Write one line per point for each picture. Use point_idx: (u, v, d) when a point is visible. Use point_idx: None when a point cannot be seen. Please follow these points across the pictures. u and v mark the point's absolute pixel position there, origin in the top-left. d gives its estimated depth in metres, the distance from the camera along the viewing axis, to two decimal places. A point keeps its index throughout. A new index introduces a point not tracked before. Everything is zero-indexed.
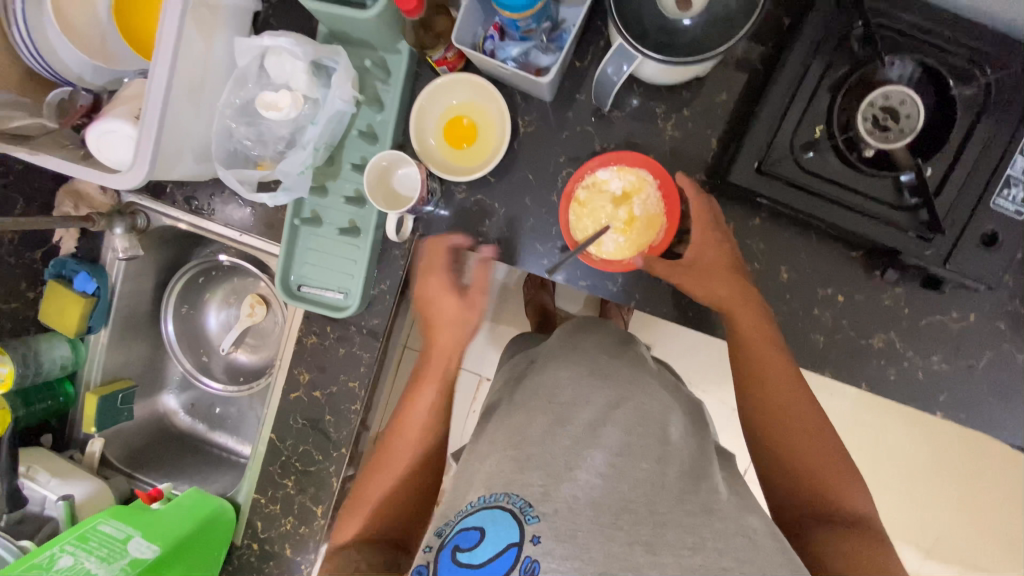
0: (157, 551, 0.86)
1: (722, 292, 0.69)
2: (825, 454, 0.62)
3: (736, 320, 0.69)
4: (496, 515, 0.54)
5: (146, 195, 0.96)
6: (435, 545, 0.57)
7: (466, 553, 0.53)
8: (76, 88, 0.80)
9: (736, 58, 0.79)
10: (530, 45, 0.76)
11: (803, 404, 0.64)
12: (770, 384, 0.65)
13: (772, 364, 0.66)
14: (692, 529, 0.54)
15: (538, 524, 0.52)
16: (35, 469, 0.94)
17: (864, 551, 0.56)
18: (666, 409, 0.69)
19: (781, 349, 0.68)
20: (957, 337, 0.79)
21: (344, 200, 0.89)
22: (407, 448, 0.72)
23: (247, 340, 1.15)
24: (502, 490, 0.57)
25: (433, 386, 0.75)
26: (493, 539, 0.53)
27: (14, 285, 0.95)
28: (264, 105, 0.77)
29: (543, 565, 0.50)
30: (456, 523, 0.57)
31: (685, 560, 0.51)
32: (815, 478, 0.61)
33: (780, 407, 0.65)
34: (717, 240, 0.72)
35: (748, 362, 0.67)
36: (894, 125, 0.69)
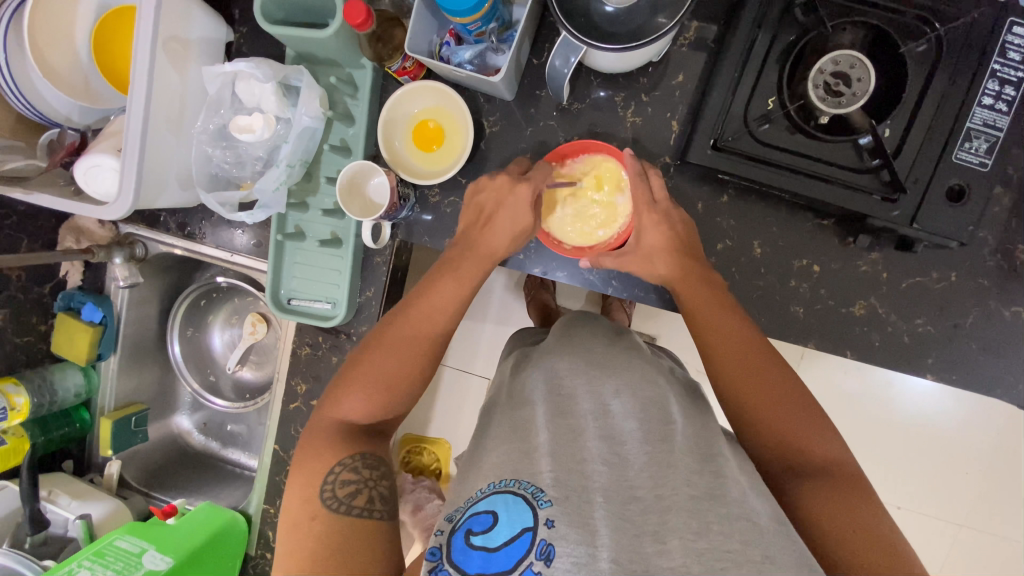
0: (170, 562, 0.90)
1: (666, 272, 0.72)
2: (793, 410, 0.62)
3: (685, 296, 0.71)
4: (508, 499, 0.55)
5: (141, 225, 1.00)
6: (447, 529, 0.58)
7: (479, 537, 0.54)
8: (64, 128, 0.86)
9: (689, 40, 0.80)
10: (483, 47, 0.79)
11: (765, 367, 0.64)
12: (730, 351, 0.66)
13: (733, 330, 0.67)
14: (697, 513, 0.51)
15: (551, 507, 0.53)
16: (55, 493, 1.00)
17: (842, 504, 0.55)
18: (665, 392, 0.67)
19: (740, 317, 0.69)
20: (940, 298, 0.77)
21: (322, 213, 0.92)
22: (400, 358, 0.68)
23: (251, 357, 1.19)
24: (511, 477, 0.57)
25: (457, 282, 0.72)
26: (507, 522, 0.53)
27: (27, 320, 1.01)
28: (238, 128, 0.81)
29: (557, 548, 0.50)
30: (467, 508, 0.57)
31: (693, 545, 0.49)
32: (787, 440, 0.60)
33: (747, 368, 0.64)
34: (655, 221, 0.73)
35: (706, 332, 0.68)
36: (847, 89, 0.70)
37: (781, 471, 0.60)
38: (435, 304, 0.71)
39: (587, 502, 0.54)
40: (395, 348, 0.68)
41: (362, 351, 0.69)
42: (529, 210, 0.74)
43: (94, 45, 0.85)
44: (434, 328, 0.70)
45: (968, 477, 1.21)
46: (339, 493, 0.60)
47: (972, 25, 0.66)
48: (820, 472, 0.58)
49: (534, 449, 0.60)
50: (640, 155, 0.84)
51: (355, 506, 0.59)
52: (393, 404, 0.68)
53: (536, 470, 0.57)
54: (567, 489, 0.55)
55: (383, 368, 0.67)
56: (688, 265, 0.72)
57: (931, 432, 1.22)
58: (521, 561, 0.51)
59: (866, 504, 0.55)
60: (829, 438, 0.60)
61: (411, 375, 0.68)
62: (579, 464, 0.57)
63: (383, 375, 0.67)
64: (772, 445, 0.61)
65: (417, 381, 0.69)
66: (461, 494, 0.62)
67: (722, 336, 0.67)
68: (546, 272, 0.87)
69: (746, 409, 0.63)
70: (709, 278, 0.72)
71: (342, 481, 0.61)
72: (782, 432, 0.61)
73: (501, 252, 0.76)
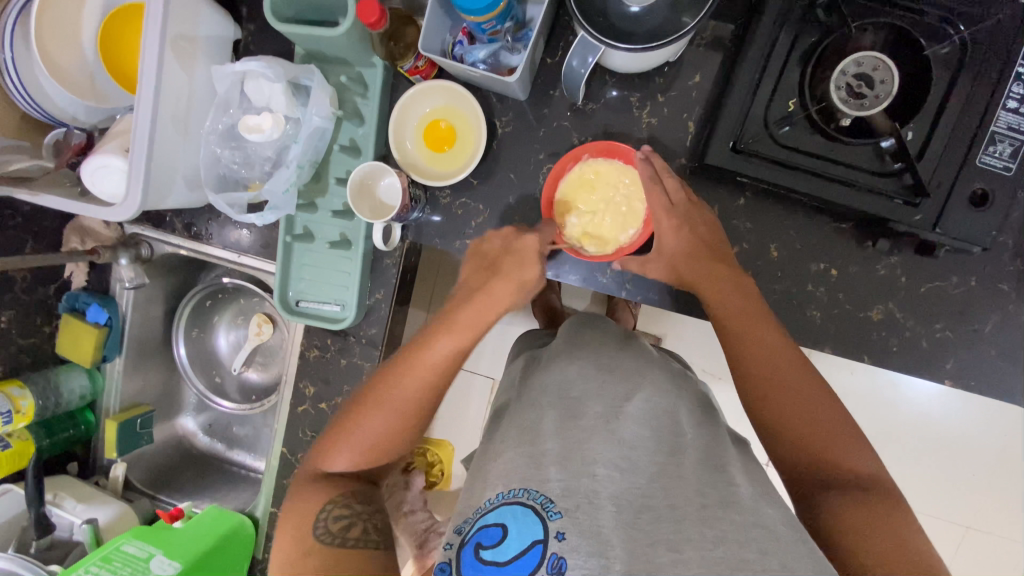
0: (178, 567, 0.89)
1: (686, 277, 0.72)
2: (824, 422, 0.60)
3: (709, 299, 0.70)
4: (517, 511, 0.54)
5: (148, 226, 0.99)
6: (456, 543, 0.57)
7: (490, 551, 0.53)
8: (71, 128, 0.85)
9: (706, 40, 0.79)
10: (496, 47, 0.78)
11: (797, 376, 0.63)
12: (760, 360, 0.65)
13: (762, 340, 0.66)
14: (712, 523, 0.51)
15: (562, 519, 0.53)
16: (61, 497, 0.99)
17: (877, 521, 0.54)
18: (676, 404, 0.64)
19: (771, 324, 0.68)
20: (959, 303, 0.76)
21: (332, 214, 0.91)
22: (387, 420, 0.66)
23: (256, 359, 1.18)
24: (520, 486, 0.56)
25: (456, 337, 0.68)
26: (517, 536, 0.53)
27: (31, 321, 1.00)
28: (246, 128, 0.79)
29: (568, 561, 0.50)
30: (477, 519, 0.57)
31: (709, 554, 0.48)
32: (818, 448, 0.60)
33: (777, 378, 0.63)
34: (674, 226, 0.72)
35: (736, 337, 0.67)
36: (869, 91, 0.68)
37: (812, 485, 0.59)
38: (430, 362, 0.67)
39: (597, 508, 0.53)
40: (383, 411, 0.66)
41: (352, 408, 0.68)
42: (535, 261, 0.72)
43: (100, 44, 0.83)
44: (423, 392, 0.67)
45: (979, 480, 1.20)
46: (332, 528, 0.62)
47: (997, 27, 0.65)
48: (854, 486, 0.57)
49: (541, 456, 0.59)
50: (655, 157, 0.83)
51: (349, 538, 0.62)
52: (379, 458, 0.68)
53: (545, 478, 0.56)
54: (575, 497, 0.54)
55: (375, 425, 0.66)
56: (710, 272, 0.71)
57: (942, 435, 1.21)
58: (533, 575, 0.51)
59: (901, 518, 0.54)
60: (862, 450, 0.59)
61: (396, 434, 0.67)
62: (589, 467, 0.56)
63: (369, 435, 0.66)
64: (803, 457, 0.60)
65: (411, 434, 0.68)
66: (470, 500, 0.61)
67: (753, 343, 0.66)
68: (559, 275, 0.86)
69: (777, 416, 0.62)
70: (737, 277, 0.71)
71: (334, 517, 0.63)
72: (812, 442, 0.60)
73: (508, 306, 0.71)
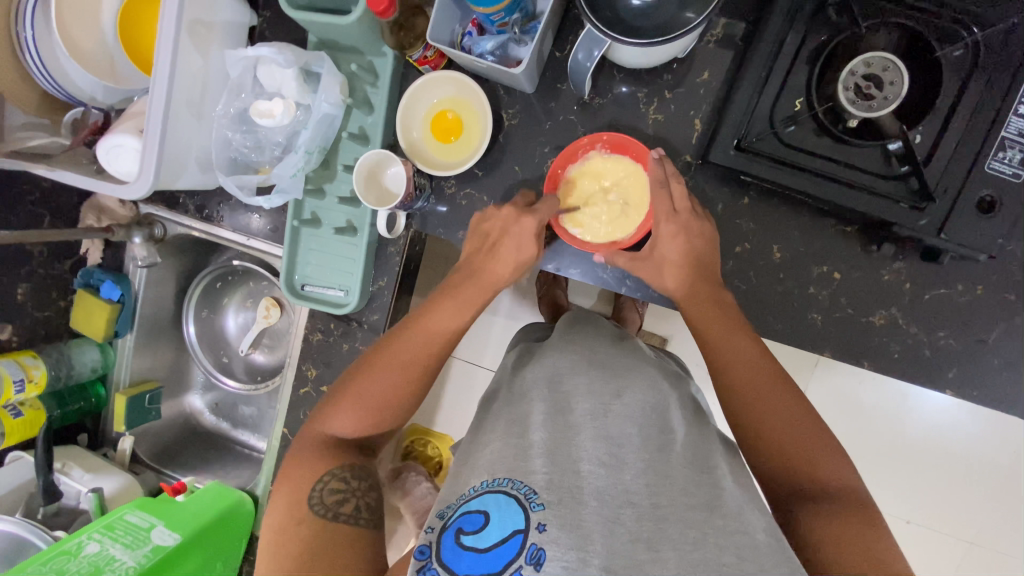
0: (178, 539, 0.91)
1: (674, 287, 0.73)
2: (801, 431, 0.60)
3: (691, 314, 0.71)
4: (500, 499, 0.55)
5: (161, 206, 1.01)
6: (438, 526, 0.57)
7: (470, 536, 0.54)
8: (88, 107, 0.87)
9: (716, 38, 0.79)
10: (506, 38, 0.78)
11: (772, 389, 0.63)
12: (741, 371, 0.64)
13: (744, 353, 0.66)
14: (695, 524, 0.52)
15: (544, 511, 0.53)
16: (69, 466, 1.02)
17: (852, 535, 0.54)
18: (666, 398, 0.66)
19: (746, 335, 0.67)
20: (962, 312, 0.75)
21: (338, 201, 0.92)
22: (396, 384, 0.69)
23: (263, 341, 1.20)
24: (505, 476, 0.57)
25: (454, 305, 0.72)
26: (498, 524, 0.53)
27: (46, 295, 1.02)
28: (258, 113, 0.81)
29: (549, 553, 0.50)
30: (460, 505, 0.57)
31: (689, 556, 0.49)
32: (794, 461, 0.59)
33: (756, 389, 0.63)
34: (672, 231, 0.72)
35: (716, 350, 0.67)
36: (878, 93, 0.67)
37: (788, 496, 0.59)
38: (438, 329, 0.71)
39: (581, 504, 0.54)
40: (388, 368, 0.69)
41: (356, 371, 0.70)
42: (533, 241, 0.74)
43: (119, 26, 0.86)
44: (434, 356, 0.70)
45: (982, 495, 1.18)
46: (326, 500, 0.62)
47: (1011, 32, 0.63)
48: (829, 498, 0.57)
49: (528, 446, 0.59)
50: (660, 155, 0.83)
51: (342, 513, 0.61)
52: (380, 423, 0.69)
53: (530, 470, 0.57)
54: (559, 491, 0.55)
55: (380, 388, 0.68)
56: (698, 281, 0.72)
57: (946, 448, 1.19)
58: (509, 564, 0.51)
59: (871, 530, 0.54)
60: (841, 463, 0.59)
61: (403, 396, 0.69)
62: (575, 465, 0.57)
63: (376, 395, 0.68)
64: (780, 469, 0.60)
65: (409, 403, 0.70)
66: (455, 488, 0.61)
67: (726, 357, 0.66)
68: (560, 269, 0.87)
69: (754, 425, 0.62)
70: (721, 295, 0.71)
71: (330, 489, 0.63)
72: (790, 453, 0.60)
73: (501, 276, 0.75)
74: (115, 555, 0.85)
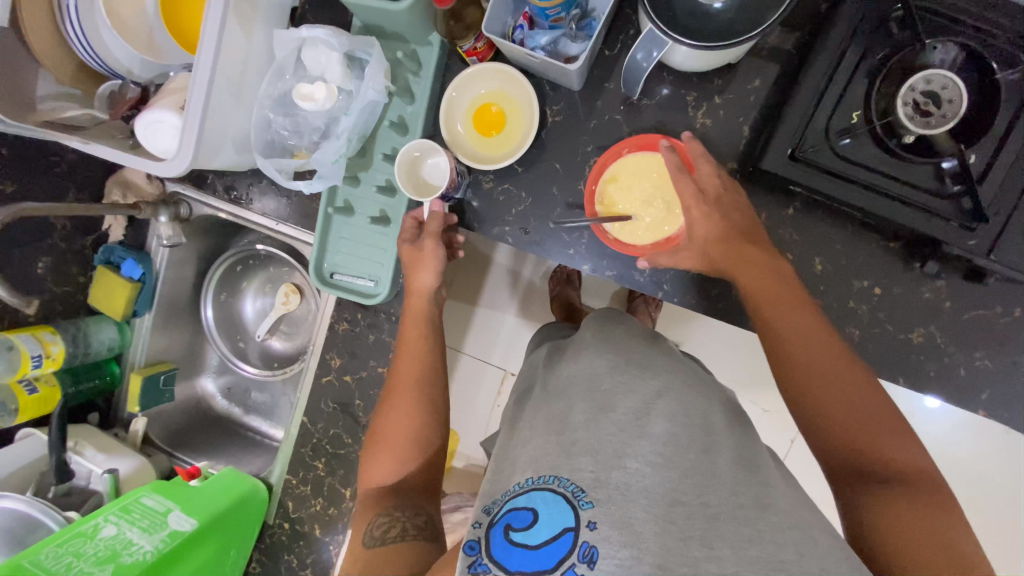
0: (195, 524, 0.90)
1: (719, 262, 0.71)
2: (867, 409, 0.60)
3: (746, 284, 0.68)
4: (547, 497, 0.54)
5: (189, 185, 1.00)
6: (485, 523, 0.57)
7: (519, 533, 0.54)
8: (126, 81, 0.85)
9: (769, 46, 0.78)
10: (559, 33, 0.76)
11: (841, 370, 0.62)
12: (805, 349, 0.63)
13: (807, 329, 0.64)
14: (748, 520, 0.52)
15: (593, 509, 0.53)
16: (82, 445, 1.00)
17: (921, 519, 0.55)
18: (710, 404, 0.66)
19: (812, 314, 0.66)
20: (1000, 334, 0.75)
21: (376, 190, 0.91)
22: (404, 412, 0.76)
23: (280, 328, 1.19)
24: (551, 473, 0.57)
25: (417, 324, 0.82)
26: (548, 521, 0.53)
27: (66, 270, 1.00)
28: (300, 96, 0.79)
29: (602, 551, 0.50)
30: (505, 502, 0.57)
31: (745, 553, 0.50)
32: (860, 441, 0.59)
33: (820, 368, 0.62)
34: (703, 212, 0.71)
35: (779, 326, 0.65)
36: (936, 109, 0.67)
37: (851, 478, 0.60)
38: (408, 350, 0.80)
39: (630, 501, 0.53)
40: (384, 407, 0.78)
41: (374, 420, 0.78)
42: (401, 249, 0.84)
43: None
44: (426, 372, 0.78)
45: (990, 515, 1.19)
46: (375, 532, 0.67)
47: None
48: (897, 481, 0.58)
49: (570, 442, 0.59)
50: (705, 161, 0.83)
51: (388, 537, 0.66)
52: (412, 456, 0.74)
53: (574, 467, 0.56)
54: (608, 488, 0.54)
55: (395, 423, 0.75)
56: (744, 253, 0.69)
57: (957, 467, 1.20)
58: (562, 561, 0.51)
59: (940, 512, 0.56)
60: (907, 444, 0.59)
61: (415, 422, 0.75)
62: (619, 459, 0.56)
63: (392, 432, 0.75)
64: (846, 450, 0.60)
65: (432, 425, 0.76)
66: (498, 485, 0.61)
67: (793, 335, 0.64)
68: (595, 270, 0.86)
69: (819, 405, 0.61)
70: (778, 267, 0.69)
71: (376, 526, 0.68)
72: (856, 436, 0.60)
73: (428, 288, 0.82)
74: (132, 539, 0.84)
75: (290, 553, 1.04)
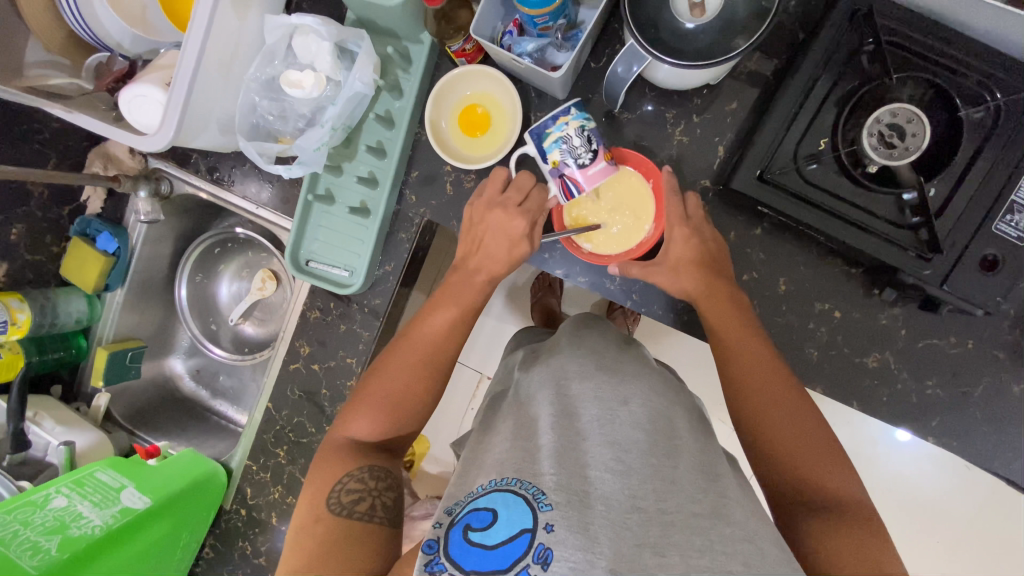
0: (147, 503, 0.88)
1: (691, 288, 0.73)
2: (808, 437, 0.62)
3: (705, 311, 0.72)
4: (508, 498, 0.55)
5: (171, 163, 1.00)
6: (445, 522, 0.57)
7: (477, 533, 0.54)
8: (114, 53, 0.85)
9: (748, 71, 0.81)
10: (545, 42, 0.78)
11: (785, 393, 0.65)
12: (753, 376, 0.66)
13: (757, 358, 0.68)
14: (701, 531, 0.53)
15: (552, 512, 0.53)
16: (41, 416, 0.99)
17: (857, 545, 0.55)
18: (667, 411, 0.67)
19: (761, 341, 0.70)
20: (952, 364, 0.78)
21: (356, 180, 0.91)
22: (412, 380, 0.72)
23: (255, 313, 1.19)
24: (514, 476, 0.57)
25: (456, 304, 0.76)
26: (506, 522, 0.53)
27: (41, 239, 1.00)
28: (288, 82, 0.80)
29: (556, 553, 0.50)
30: (467, 502, 0.57)
31: (694, 561, 0.50)
32: (801, 468, 0.61)
33: (765, 394, 0.65)
34: (684, 235, 0.74)
35: (730, 353, 0.69)
36: (900, 143, 0.70)
37: (793, 505, 0.61)
38: (435, 328, 0.74)
39: (588, 507, 0.54)
40: (403, 366, 0.72)
41: (370, 374, 0.73)
42: (522, 236, 0.76)
43: None
44: (443, 354, 0.74)
45: (941, 546, 1.21)
46: (344, 499, 0.63)
47: None
48: (833, 509, 0.59)
49: (537, 450, 0.60)
50: (679, 176, 0.85)
51: (357, 511, 0.62)
52: (399, 425, 0.71)
53: (538, 472, 0.57)
54: (567, 493, 0.55)
55: (397, 385, 0.71)
56: (710, 277, 0.72)
57: (910, 495, 1.22)
58: (516, 562, 0.51)
59: (874, 540, 0.56)
60: (846, 474, 0.61)
61: (415, 396, 0.71)
62: (583, 468, 0.58)
63: (392, 395, 0.71)
64: (786, 476, 0.61)
65: (427, 401, 0.72)
66: (464, 486, 0.62)
67: (745, 362, 0.68)
68: (568, 276, 0.87)
69: (761, 432, 0.64)
70: (738, 298, 0.73)
71: (348, 489, 0.64)
72: (797, 460, 0.61)
73: (494, 278, 0.78)
74: (82, 512, 0.83)
75: (245, 541, 1.03)
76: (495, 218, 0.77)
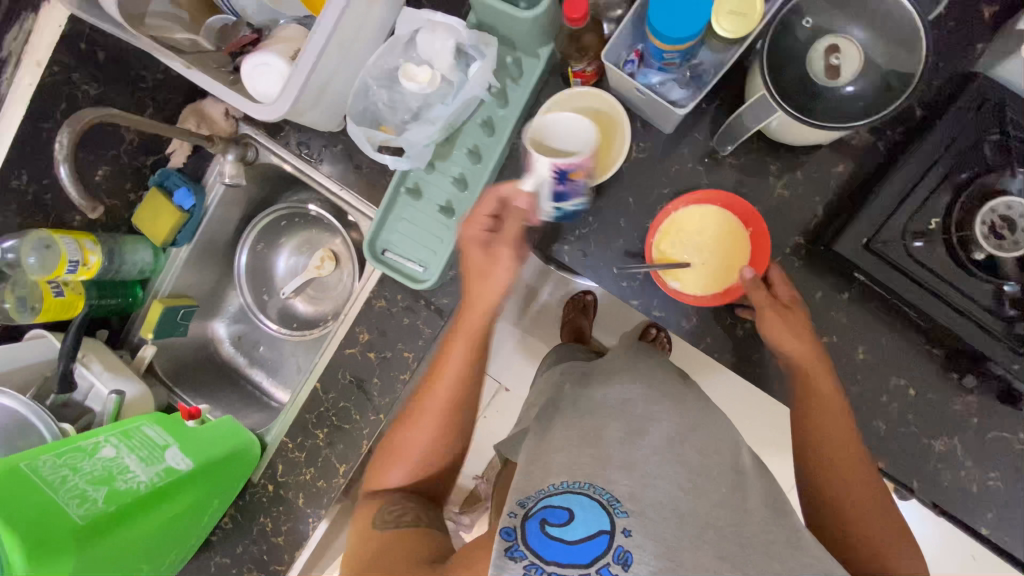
0: (190, 465, 0.88)
1: (799, 351, 0.73)
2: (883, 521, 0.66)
3: (813, 381, 0.73)
4: (583, 500, 0.55)
5: (263, 132, 1.00)
6: (520, 513, 0.56)
7: (556, 528, 0.53)
8: (239, 19, 0.87)
9: (859, 137, 0.81)
10: (669, 77, 0.79)
11: (866, 475, 0.68)
12: (839, 452, 0.69)
13: (844, 436, 0.70)
14: (783, 557, 0.53)
15: (628, 518, 0.54)
16: (90, 359, 0.97)
17: None
18: (744, 460, 0.67)
19: (844, 409, 0.72)
20: (1020, 460, 0.78)
21: (449, 180, 0.92)
22: (421, 425, 0.76)
23: (308, 290, 1.18)
24: (585, 480, 0.58)
25: (465, 341, 0.76)
26: (583, 521, 0.53)
27: (121, 184, 1.00)
28: (404, 74, 0.81)
29: (636, 555, 0.51)
30: (540, 499, 0.56)
31: None
32: (875, 548, 0.64)
33: (847, 472, 0.68)
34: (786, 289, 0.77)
35: (818, 426, 0.71)
36: (1009, 236, 0.70)
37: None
38: (454, 372, 0.76)
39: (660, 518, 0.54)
40: (424, 414, 0.76)
41: (400, 419, 0.79)
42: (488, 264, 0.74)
43: None
44: (465, 389, 0.76)
45: None
46: (387, 519, 0.74)
47: None
48: None
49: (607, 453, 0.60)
50: (771, 228, 0.85)
51: (401, 523, 0.73)
52: (429, 454, 0.78)
53: (612, 477, 0.57)
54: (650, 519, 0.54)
55: (412, 425, 0.77)
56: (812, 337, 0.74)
57: None
58: (597, 560, 0.51)
59: None
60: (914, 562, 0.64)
61: (440, 431, 0.77)
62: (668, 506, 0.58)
63: (409, 433, 0.77)
64: (864, 552, 0.64)
65: (454, 430, 0.77)
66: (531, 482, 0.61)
67: (830, 436, 0.70)
68: (644, 308, 0.87)
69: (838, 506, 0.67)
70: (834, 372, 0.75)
71: (389, 513, 0.74)
72: (875, 540, 0.64)
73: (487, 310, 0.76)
74: (128, 466, 0.83)
75: (266, 517, 1.02)
76: (494, 237, 0.74)
